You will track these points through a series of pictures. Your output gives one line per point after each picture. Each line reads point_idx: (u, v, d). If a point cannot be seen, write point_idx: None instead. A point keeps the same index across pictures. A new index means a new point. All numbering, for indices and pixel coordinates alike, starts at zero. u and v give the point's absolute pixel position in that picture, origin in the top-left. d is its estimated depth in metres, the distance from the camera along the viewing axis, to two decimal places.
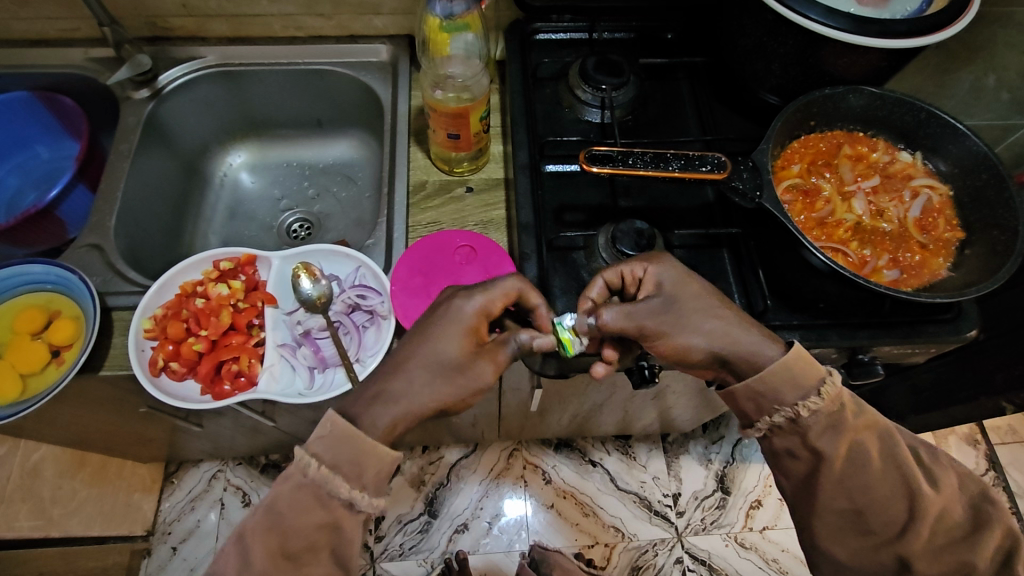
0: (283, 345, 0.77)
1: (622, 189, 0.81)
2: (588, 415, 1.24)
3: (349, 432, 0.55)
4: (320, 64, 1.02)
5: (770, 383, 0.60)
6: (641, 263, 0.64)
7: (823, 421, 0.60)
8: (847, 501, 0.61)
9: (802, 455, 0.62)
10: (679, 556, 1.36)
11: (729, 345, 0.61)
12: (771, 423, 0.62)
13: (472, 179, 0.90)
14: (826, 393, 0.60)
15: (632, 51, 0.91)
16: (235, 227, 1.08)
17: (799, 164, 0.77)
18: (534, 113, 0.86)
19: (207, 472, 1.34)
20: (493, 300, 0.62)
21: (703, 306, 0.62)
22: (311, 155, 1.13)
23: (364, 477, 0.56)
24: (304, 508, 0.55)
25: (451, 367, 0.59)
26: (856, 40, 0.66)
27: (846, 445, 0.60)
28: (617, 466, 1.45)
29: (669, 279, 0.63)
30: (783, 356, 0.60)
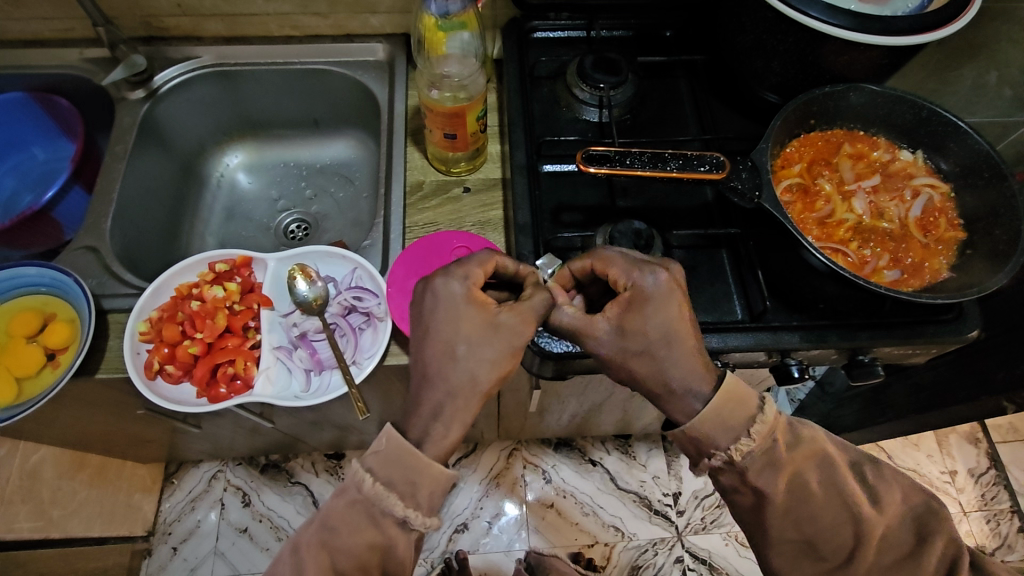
0: (280, 348, 0.76)
1: (619, 190, 0.81)
2: (588, 415, 1.23)
3: (404, 448, 0.56)
4: (317, 63, 1.01)
5: (700, 428, 0.58)
6: (627, 274, 0.59)
7: (760, 459, 0.59)
8: (797, 533, 0.61)
9: (747, 491, 0.60)
10: (679, 555, 1.35)
11: (667, 389, 0.58)
12: (709, 464, 0.60)
13: (469, 179, 0.89)
14: (756, 434, 0.58)
15: (629, 49, 0.91)
16: (232, 227, 1.07)
17: (799, 163, 0.76)
18: (532, 112, 0.85)
19: (207, 473, 1.37)
20: (472, 272, 0.61)
21: (667, 344, 0.58)
22: (307, 155, 1.13)
23: (417, 496, 0.56)
24: (358, 524, 0.57)
25: (471, 340, 0.58)
26: (856, 37, 0.65)
27: (786, 479, 0.59)
28: (617, 466, 1.45)
29: (639, 304, 0.58)
30: (711, 398, 0.58)
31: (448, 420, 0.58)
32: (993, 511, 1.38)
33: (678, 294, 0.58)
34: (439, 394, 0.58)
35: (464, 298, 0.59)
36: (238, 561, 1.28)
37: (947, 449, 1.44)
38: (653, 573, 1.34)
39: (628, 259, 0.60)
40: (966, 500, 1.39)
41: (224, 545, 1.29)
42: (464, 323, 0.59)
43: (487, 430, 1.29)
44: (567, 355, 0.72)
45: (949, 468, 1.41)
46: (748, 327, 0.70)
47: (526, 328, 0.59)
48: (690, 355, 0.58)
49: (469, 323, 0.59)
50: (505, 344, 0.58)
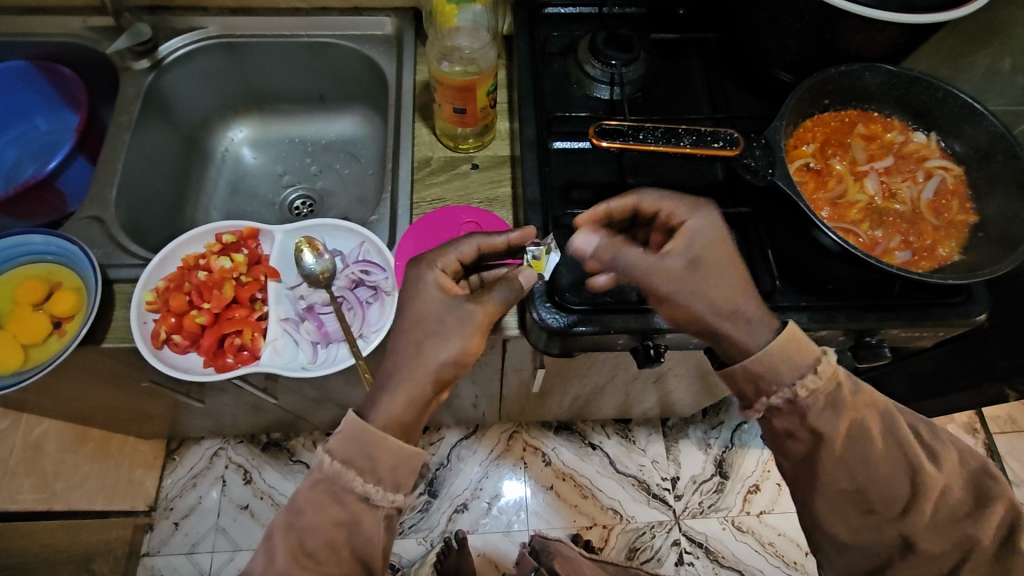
0: (287, 319, 0.75)
1: (630, 167, 0.80)
2: (588, 398, 1.24)
3: (361, 426, 0.56)
4: (323, 37, 1.00)
5: (768, 363, 0.58)
6: (680, 209, 0.61)
7: (822, 400, 0.59)
8: (849, 482, 0.60)
9: (803, 437, 0.60)
10: (676, 539, 1.37)
11: (724, 320, 0.58)
12: (767, 404, 0.60)
13: (477, 156, 0.89)
14: (821, 372, 0.59)
15: (642, 26, 0.89)
16: (237, 202, 1.07)
17: (812, 143, 0.75)
18: (542, 88, 0.84)
19: (208, 450, 1.37)
20: (446, 261, 0.64)
21: (721, 279, 0.59)
22: (313, 130, 1.12)
23: (377, 471, 0.57)
24: (320, 504, 0.57)
25: (428, 325, 0.60)
26: (874, 14, 0.64)
27: (847, 423, 0.60)
28: (617, 450, 1.46)
29: (692, 238, 0.59)
30: (774, 340, 0.58)
31: (409, 397, 0.58)
32: None
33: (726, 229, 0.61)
34: (401, 369, 0.58)
35: (434, 284, 0.62)
36: (239, 538, 1.29)
37: None
38: (650, 555, 1.35)
39: (676, 195, 0.62)
40: None
41: (225, 521, 1.30)
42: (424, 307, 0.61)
43: (488, 411, 1.30)
44: (576, 330, 0.71)
45: None
46: None
47: (480, 318, 0.60)
48: (738, 289, 0.59)
49: (432, 308, 0.61)
50: (461, 330, 0.59)
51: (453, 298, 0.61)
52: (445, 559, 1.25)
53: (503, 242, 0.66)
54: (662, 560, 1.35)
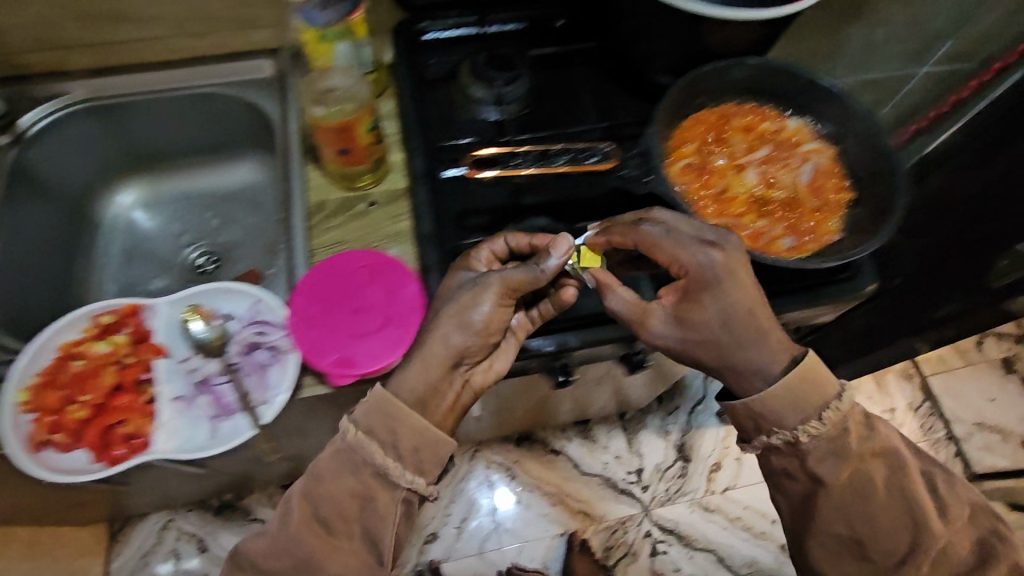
0: (179, 398, 0.70)
1: (522, 187, 0.78)
2: (540, 408, 1.23)
3: (394, 405, 0.62)
4: (197, 88, 0.96)
5: (767, 403, 0.63)
6: (682, 257, 0.62)
7: (825, 445, 0.63)
8: (847, 528, 0.64)
9: (801, 478, 0.65)
10: (648, 529, 1.39)
11: (729, 361, 0.64)
12: (767, 442, 0.65)
13: (374, 193, 0.87)
14: (827, 419, 0.63)
15: (523, 41, 0.89)
16: (135, 270, 1.03)
17: (692, 142, 0.76)
18: (427, 118, 0.83)
19: (156, 524, 1.29)
20: (491, 248, 0.69)
21: (724, 324, 0.62)
22: (207, 182, 1.08)
23: (398, 448, 0.62)
24: (342, 472, 0.62)
25: (451, 298, 0.65)
26: (726, 15, 0.67)
27: (849, 471, 0.63)
28: (580, 451, 1.45)
29: (696, 289, 0.62)
30: (785, 375, 0.63)
31: (424, 363, 0.63)
32: (931, 441, 1.47)
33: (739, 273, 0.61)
34: (420, 343, 0.65)
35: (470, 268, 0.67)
36: None
37: (886, 389, 1.50)
38: (625, 550, 1.37)
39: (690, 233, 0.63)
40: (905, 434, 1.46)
41: None
42: (451, 285, 0.67)
43: None
44: (543, 353, 0.74)
45: (886, 406, 1.48)
46: None
47: (499, 285, 0.63)
48: (747, 343, 0.62)
49: (456, 289, 0.67)
50: (479, 297, 0.64)
51: (475, 276, 0.66)
52: None
53: (528, 243, 0.69)
54: (636, 553, 1.37)
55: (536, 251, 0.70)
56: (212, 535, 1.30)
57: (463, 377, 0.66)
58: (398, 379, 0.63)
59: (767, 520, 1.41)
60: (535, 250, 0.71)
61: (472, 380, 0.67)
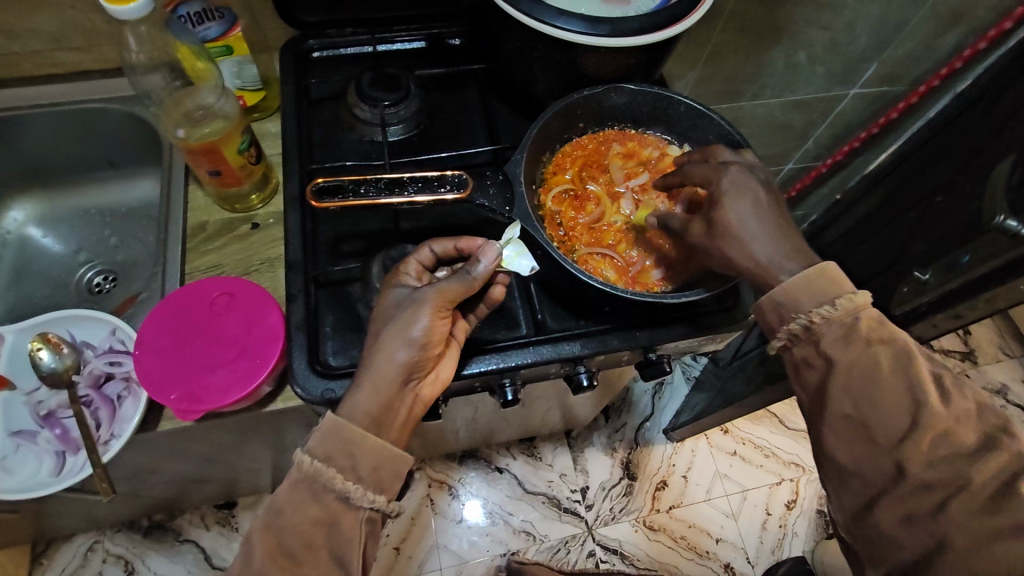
0: (20, 432, 0.66)
1: (402, 210, 0.77)
2: (478, 428, 1.20)
3: (347, 426, 0.57)
4: (85, 103, 0.93)
5: (787, 294, 0.59)
6: (712, 164, 0.64)
7: (837, 329, 0.58)
8: (853, 408, 0.57)
9: (817, 364, 0.59)
10: (591, 549, 1.36)
11: (757, 267, 0.60)
12: (791, 331, 0.60)
13: (258, 214, 0.84)
14: (842, 303, 0.57)
15: (416, 61, 0.88)
16: (25, 287, 1.00)
17: (569, 170, 0.74)
18: (311, 137, 0.81)
19: (83, 545, 1.27)
20: (412, 264, 0.64)
21: (769, 220, 0.60)
22: (108, 198, 1.06)
23: (359, 469, 0.57)
24: (300, 504, 0.55)
25: (389, 317, 0.61)
26: (592, 41, 0.66)
27: (861, 353, 0.57)
28: (524, 469, 1.43)
29: (713, 194, 0.62)
30: (803, 269, 0.59)
31: (374, 385, 0.58)
32: None
33: (755, 183, 0.61)
34: (367, 362, 0.59)
35: (403, 279, 0.63)
36: None
37: None
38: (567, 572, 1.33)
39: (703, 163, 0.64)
40: None
41: None
42: (383, 307, 0.62)
43: None
44: (574, 356, 0.69)
45: None
46: (528, 341, 0.69)
47: (434, 299, 0.59)
48: (786, 237, 0.61)
49: (392, 306, 0.61)
50: (416, 313, 0.59)
51: (411, 289, 0.62)
52: None
53: (453, 248, 0.65)
54: None
55: (464, 255, 0.66)
56: (141, 557, 1.28)
57: (414, 393, 0.61)
58: (348, 401, 0.59)
59: (713, 539, 1.38)
60: (463, 256, 0.67)
61: (421, 393, 0.62)
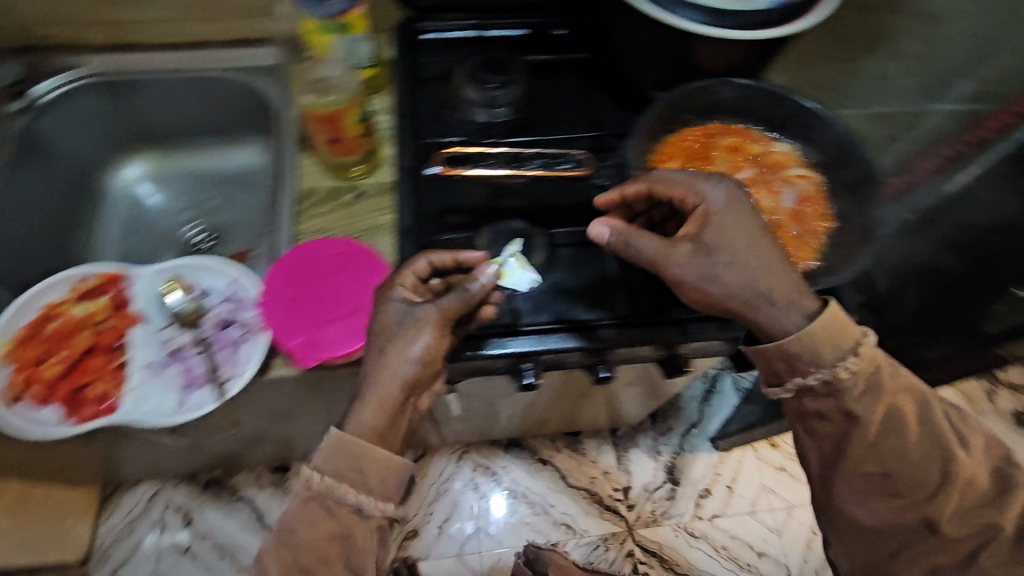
0: (151, 365, 0.70)
1: (506, 189, 0.79)
2: (528, 415, 1.22)
3: (356, 443, 0.58)
4: (206, 70, 0.99)
5: (799, 345, 0.58)
6: (694, 194, 0.60)
7: (861, 383, 0.60)
8: (879, 466, 0.61)
9: (835, 418, 0.61)
10: (630, 549, 1.36)
11: (748, 306, 0.58)
12: (801, 383, 0.61)
13: (363, 184, 0.88)
14: (861, 353, 0.59)
15: (522, 47, 0.90)
16: (134, 241, 1.06)
17: (676, 159, 0.75)
18: (420, 115, 0.84)
19: (146, 494, 1.35)
20: (406, 276, 0.64)
21: (761, 257, 0.57)
22: (211, 164, 1.11)
23: (367, 482, 0.58)
24: (313, 520, 0.58)
25: (390, 334, 0.60)
26: (712, 33, 0.67)
27: (882, 409, 0.60)
28: (568, 463, 1.44)
29: (709, 224, 0.58)
30: (816, 318, 0.58)
31: (378, 402, 0.59)
32: None
33: (746, 200, 0.59)
34: (368, 378, 0.60)
35: (399, 290, 0.63)
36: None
37: None
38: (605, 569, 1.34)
39: (685, 176, 0.61)
40: None
41: (160, 566, 1.29)
42: (385, 319, 0.61)
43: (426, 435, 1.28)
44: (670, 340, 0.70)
45: None
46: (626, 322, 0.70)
47: (436, 319, 0.60)
48: (789, 268, 0.59)
49: (392, 317, 0.61)
50: (417, 333, 0.59)
51: (409, 304, 0.61)
52: None
53: (452, 260, 0.66)
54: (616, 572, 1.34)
55: (463, 265, 0.67)
56: (198, 509, 1.36)
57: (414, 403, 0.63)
58: (352, 417, 0.59)
59: (754, 552, 1.36)
60: (461, 267, 0.68)
61: (421, 401, 0.65)
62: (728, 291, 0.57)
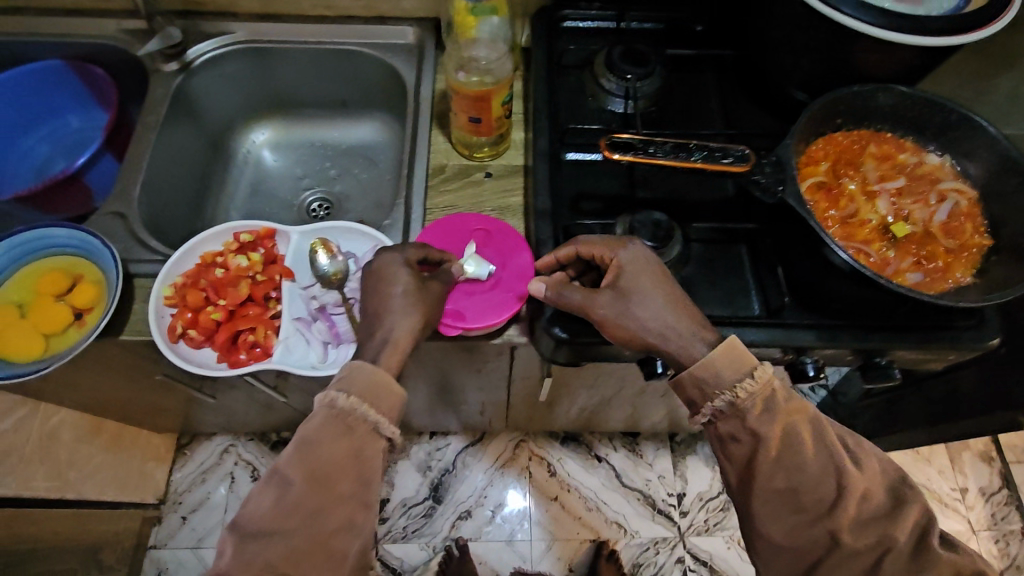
0: (299, 319, 0.74)
1: (641, 179, 0.80)
2: (596, 410, 1.22)
3: (375, 371, 0.61)
4: (346, 44, 1.04)
5: (709, 372, 0.61)
6: (607, 249, 0.66)
7: (759, 404, 0.61)
8: (784, 482, 0.60)
9: (744, 438, 0.61)
10: (680, 556, 1.35)
11: (661, 340, 0.63)
12: (714, 407, 0.62)
13: (491, 165, 0.90)
14: (759, 377, 0.60)
15: (658, 42, 0.91)
16: (258, 202, 1.11)
17: (824, 162, 0.74)
18: (558, 102, 0.85)
19: (219, 446, 1.43)
20: (411, 251, 0.68)
21: (656, 300, 0.63)
22: (333, 136, 1.15)
23: (382, 405, 0.60)
24: (335, 435, 0.59)
25: (387, 302, 0.65)
26: (887, 36, 0.65)
27: (780, 426, 0.60)
28: (623, 463, 1.45)
29: (621, 274, 0.65)
30: (711, 350, 0.61)
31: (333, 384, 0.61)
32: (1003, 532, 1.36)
33: (653, 260, 0.66)
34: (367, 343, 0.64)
35: (405, 265, 0.67)
36: None
37: (959, 467, 1.42)
38: (653, 571, 1.34)
39: (603, 239, 0.67)
40: (975, 518, 1.37)
41: (229, 516, 1.36)
42: (391, 288, 0.65)
43: (494, 419, 1.30)
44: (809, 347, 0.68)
45: (959, 486, 1.40)
46: (763, 323, 0.69)
47: (429, 301, 0.66)
48: (680, 310, 0.63)
49: (399, 285, 0.65)
50: (404, 311, 0.64)
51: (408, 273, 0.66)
52: (446, 567, 1.29)
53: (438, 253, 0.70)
54: None
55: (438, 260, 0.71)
56: (266, 466, 1.43)
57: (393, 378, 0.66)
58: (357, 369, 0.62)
59: None
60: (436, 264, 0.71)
61: None
62: (638, 328, 0.63)
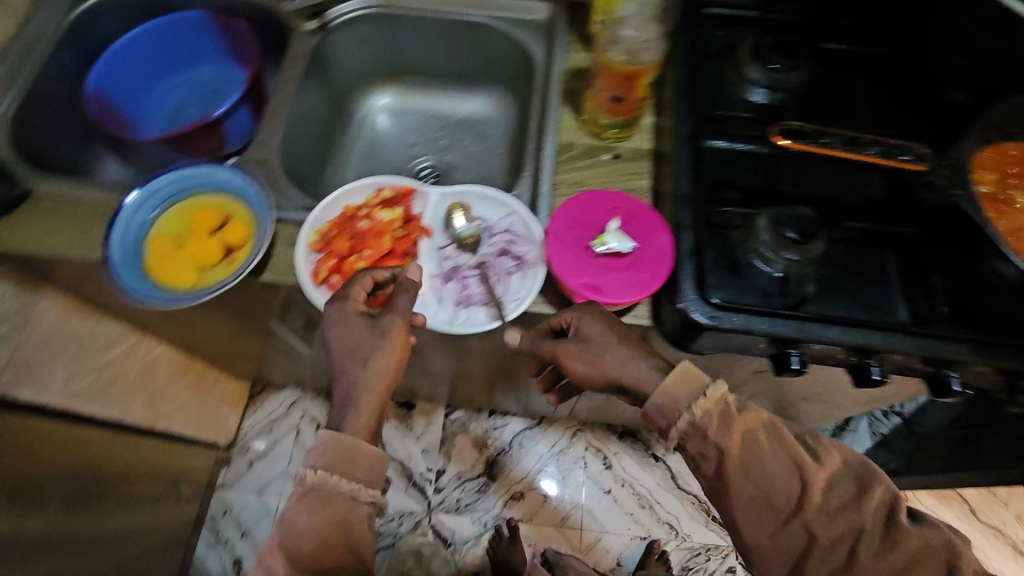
0: (434, 276, 0.77)
1: (783, 173, 0.79)
2: None
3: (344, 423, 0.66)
4: (475, 16, 1.04)
5: (673, 402, 0.64)
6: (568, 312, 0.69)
7: (715, 420, 0.64)
8: (759, 487, 0.64)
9: (711, 453, 0.65)
10: (731, 566, 1.33)
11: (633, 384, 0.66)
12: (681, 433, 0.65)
13: (619, 147, 0.89)
14: (713, 394, 0.64)
15: (805, 35, 0.88)
16: (370, 165, 1.13)
17: (992, 172, 0.73)
18: (700, 84, 0.83)
19: (287, 399, 1.48)
20: (354, 294, 0.69)
21: (615, 349, 0.67)
22: (445, 107, 1.17)
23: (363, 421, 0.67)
24: (337, 460, 0.65)
25: (351, 353, 0.67)
26: None
27: (739, 437, 0.65)
28: (680, 465, 1.42)
29: (579, 330, 0.68)
30: (667, 373, 0.65)
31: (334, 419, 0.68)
32: None
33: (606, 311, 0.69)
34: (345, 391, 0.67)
35: (349, 313, 0.68)
36: None
37: None
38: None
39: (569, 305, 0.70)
40: None
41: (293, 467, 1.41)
42: (346, 339, 0.67)
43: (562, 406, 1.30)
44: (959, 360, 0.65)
45: None
46: (910, 330, 0.66)
47: (396, 334, 0.68)
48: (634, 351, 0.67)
49: (356, 335, 0.67)
50: (375, 356, 0.67)
51: (355, 318, 0.68)
52: (497, 546, 1.29)
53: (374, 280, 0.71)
54: None
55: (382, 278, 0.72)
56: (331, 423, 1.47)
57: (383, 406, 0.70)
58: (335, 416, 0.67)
59: None
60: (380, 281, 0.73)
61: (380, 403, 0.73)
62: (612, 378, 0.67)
